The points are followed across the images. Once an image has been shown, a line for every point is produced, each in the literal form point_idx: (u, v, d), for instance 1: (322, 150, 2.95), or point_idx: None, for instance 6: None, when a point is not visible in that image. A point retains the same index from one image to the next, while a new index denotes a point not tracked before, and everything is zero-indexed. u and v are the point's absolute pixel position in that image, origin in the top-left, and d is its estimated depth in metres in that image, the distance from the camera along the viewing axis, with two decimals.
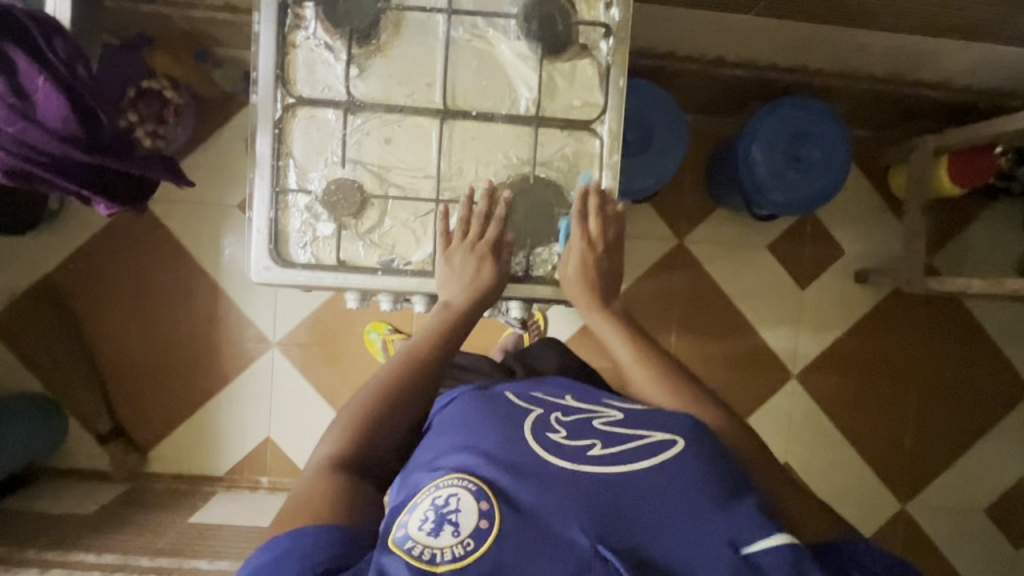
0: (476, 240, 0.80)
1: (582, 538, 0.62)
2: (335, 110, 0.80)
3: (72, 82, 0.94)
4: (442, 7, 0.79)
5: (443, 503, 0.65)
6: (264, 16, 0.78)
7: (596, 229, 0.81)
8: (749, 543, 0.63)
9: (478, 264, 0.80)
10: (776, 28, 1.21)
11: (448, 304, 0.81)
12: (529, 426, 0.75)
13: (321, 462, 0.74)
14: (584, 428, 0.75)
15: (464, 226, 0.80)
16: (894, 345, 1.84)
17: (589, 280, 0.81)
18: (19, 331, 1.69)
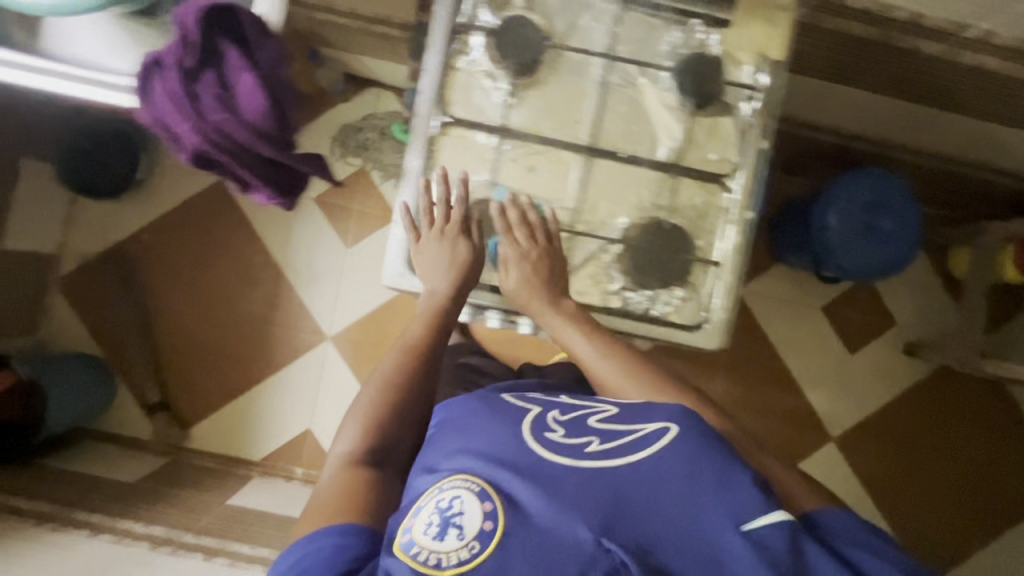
0: (443, 225, 0.84)
1: (585, 534, 0.64)
2: (486, 133, 0.83)
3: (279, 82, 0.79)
4: (602, 53, 0.83)
5: (447, 506, 0.68)
6: (432, 41, 0.82)
7: (525, 238, 0.83)
8: (747, 520, 0.66)
9: (452, 247, 0.84)
10: (879, 102, 1.24)
11: (434, 291, 0.85)
12: (528, 429, 0.77)
13: (342, 459, 0.79)
14: (580, 426, 0.77)
15: (429, 217, 0.85)
16: (932, 419, 1.85)
17: (538, 286, 0.83)
18: (83, 292, 1.72)
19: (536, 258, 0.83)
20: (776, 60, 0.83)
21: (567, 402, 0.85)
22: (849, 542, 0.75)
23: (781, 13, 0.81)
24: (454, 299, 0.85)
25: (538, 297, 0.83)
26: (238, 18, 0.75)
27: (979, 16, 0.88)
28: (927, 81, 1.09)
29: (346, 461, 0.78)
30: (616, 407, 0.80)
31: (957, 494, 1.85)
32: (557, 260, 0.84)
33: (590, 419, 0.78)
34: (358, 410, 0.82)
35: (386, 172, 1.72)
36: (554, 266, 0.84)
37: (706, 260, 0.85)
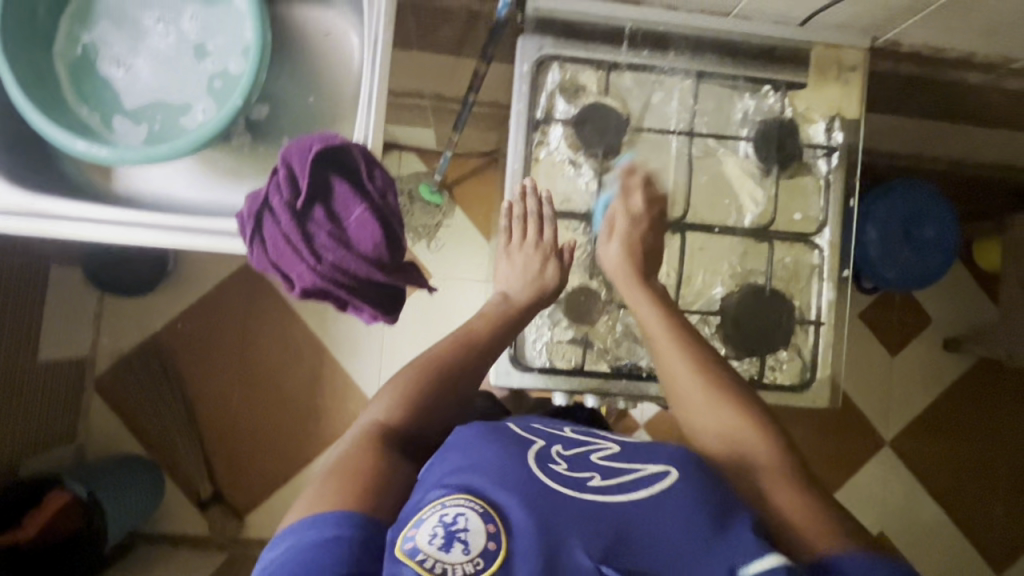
0: (536, 240, 0.83)
1: (586, 560, 0.53)
2: (575, 222, 0.85)
3: (392, 211, 0.67)
4: (680, 130, 0.84)
5: (452, 519, 0.55)
6: (513, 136, 0.83)
7: (640, 203, 0.82)
8: (746, 563, 0.55)
9: (542, 264, 0.83)
10: (913, 126, 1.26)
11: (507, 296, 0.83)
12: (533, 454, 0.64)
13: (367, 428, 0.70)
14: (580, 459, 0.65)
15: (521, 228, 0.84)
16: (979, 412, 1.86)
17: (637, 258, 0.81)
18: (121, 390, 1.67)
19: (646, 230, 0.82)
20: (850, 118, 0.84)
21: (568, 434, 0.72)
22: None
23: (851, 73, 0.83)
24: (523, 314, 0.82)
25: (627, 268, 0.81)
26: (346, 153, 0.65)
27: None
28: (959, 107, 1.13)
29: (369, 431, 0.70)
30: (617, 447, 0.69)
31: (1015, 483, 1.85)
32: (655, 244, 0.83)
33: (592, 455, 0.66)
34: (401, 386, 0.75)
35: (418, 234, 1.71)
36: (655, 239, 0.83)
37: (805, 319, 0.85)
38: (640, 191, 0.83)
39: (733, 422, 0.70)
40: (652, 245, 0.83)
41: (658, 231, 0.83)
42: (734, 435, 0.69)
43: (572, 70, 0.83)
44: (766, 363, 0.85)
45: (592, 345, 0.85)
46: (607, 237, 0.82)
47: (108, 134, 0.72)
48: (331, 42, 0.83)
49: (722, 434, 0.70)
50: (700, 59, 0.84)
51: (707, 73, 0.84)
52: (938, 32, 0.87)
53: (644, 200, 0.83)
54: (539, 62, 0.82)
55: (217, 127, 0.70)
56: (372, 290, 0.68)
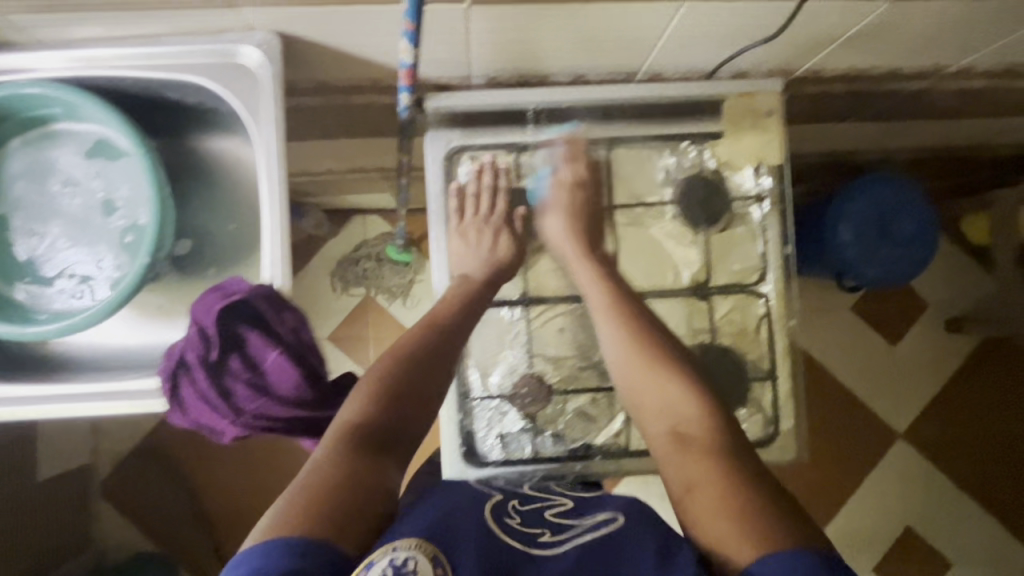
0: (488, 213, 0.84)
1: None
2: (510, 307, 0.83)
3: (309, 348, 0.67)
4: (602, 203, 0.83)
5: (402, 562, 0.58)
6: (437, 236, 0.84)
7: (584, 170, 0.82)
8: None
9: (494, 237, 0.83)
10: (867, 129, 1.22)
11: (466, 276, 0.82)
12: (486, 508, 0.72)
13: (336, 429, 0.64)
14: (533, 514, 0.73)
15: (474, 203, 0.84)
16: (995, 390, 1.79)
17: (579, 227, 0.80)
18: (125, 491, 1.69)
19: (584, 195, 0.82)
20: (774, 163, 0.82)
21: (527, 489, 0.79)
22: None
23: (768, 119, 0.80)
24: (489, 284, 0.81)
25: (573, 245, 0.80)
26: (252, 306, 0.64)
27: (957, 56, 0.88)
28: (907, 109, 1.09)
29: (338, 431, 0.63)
30: (569, 501, 0.76)
31: None
32: (597, 209, 0.82)
33: (545, 511, 0.74)
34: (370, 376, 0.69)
35: (392, 295, 1.72)
36: (595, 198, 0.82)
37: (760, 374, 0.83)
38: (578, 158, 0.82)
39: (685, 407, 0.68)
40: (592, 209, 0.82)
41: (595, 193, 0.82)
42: (682, 417, 0.68)
43: (484, 159, 0.83)
44: None
45: (544, 431, 0.82)
46: (546, 207, 0.82)
47: (33, 302, 0.74)
48: (242, 168, 0.83)
49: (672, 417, 0.68)
50: (613, 127, 0.82)
51: (621, 139, 0.83)
52: (858, 55, 0.84)
53: (580, 166, 0.82)
54: (448, 157, 0.83)
55: (128, 290, 0.70)
56: (309, 427, 0.69)
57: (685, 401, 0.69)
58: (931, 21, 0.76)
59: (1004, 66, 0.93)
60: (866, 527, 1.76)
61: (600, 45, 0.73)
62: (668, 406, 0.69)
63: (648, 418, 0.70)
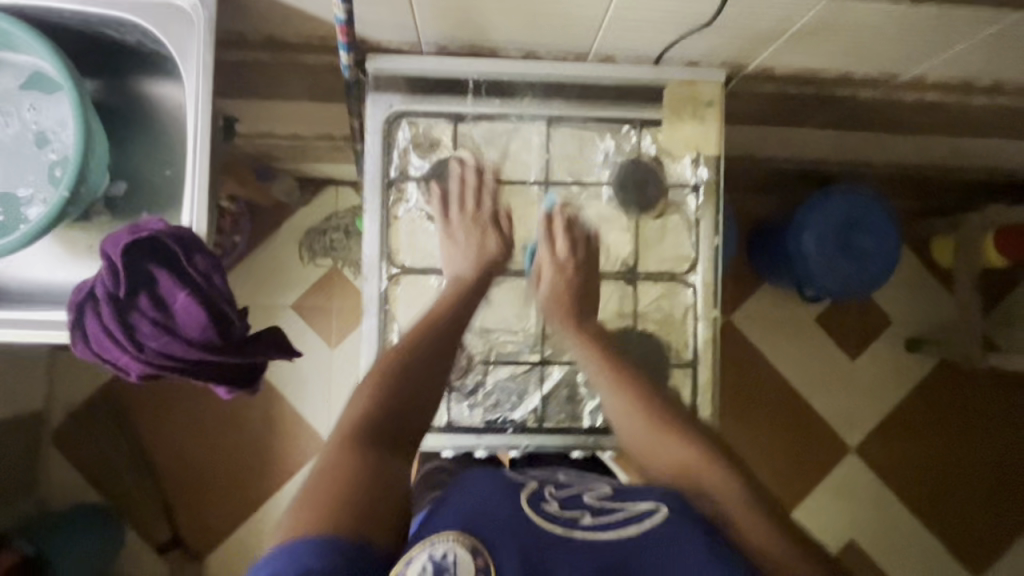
0: (473, 212, 0.81)
1: None
2: (438, 276, 0.83)
3: (217, 292, 0.67)
4: (539, 179, 0.83)
5: (440, 558, 0.57)
6: (367, 197, 0.81)
7: (564, 244, 0.81)
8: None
9: (482, 238, 0.80)
10: (832, 136, 1.22)
11: (458, 276, 0.79)
12: (525, 496, 0.66)
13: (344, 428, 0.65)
14: (572, 498, 0.68)
15: (460, 199, 0.81)
16: (951, 412, 1.80)
17: (564, 305, 0.80)
18: (76, 441, 1.69)
19: (573, 272, 0.81)
20: (711, 155, 0.82)
21: (563, 478, 0.74)
22: None
23: (707, 108, 0.81)
24: (481, 282, 0.79)
25: (558, 313, 0.80)
26: (161, 244, 0.65)
27: (907, 64, 0.88)
28: (866, 118, 1.10)
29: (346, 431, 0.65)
30: (611, 487, 0.71)
31: (991, 481, 1.79)
32: (587, 284, 0.81)
33: (585, 493, 0.69)
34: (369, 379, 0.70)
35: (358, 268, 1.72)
36: (588, 272, 0.81)
37: (682, 361, 0.83)
38: (568, 237, 0.81)
39: (678, 447, 0.71)
40: (581, 287, 0.81)
41: (587, 275, 0.81)
42: (680, 460, 0.70)
43: (424, 125, 0.82)
44: None
45: (461, 399, 0.83)
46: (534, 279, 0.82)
47: None
48: (182, 116, 0.84)
49: (673, 458, 0.70)
50: (553, 105, 0.83)
51: (558, 118, 0.83)
52: (806, 54, 0.85)
53: (566, 246, 0.81)
54: (389, 120, 0.81)
55: (45, 222, 0.71)
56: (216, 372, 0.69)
57: (681, 444, 0.71)
58: (874, 23, 0.76)
59: (954, 81, 0.94)
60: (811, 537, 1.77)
61: (543, 21, 0.73)
62: (674, 450, 0.71)
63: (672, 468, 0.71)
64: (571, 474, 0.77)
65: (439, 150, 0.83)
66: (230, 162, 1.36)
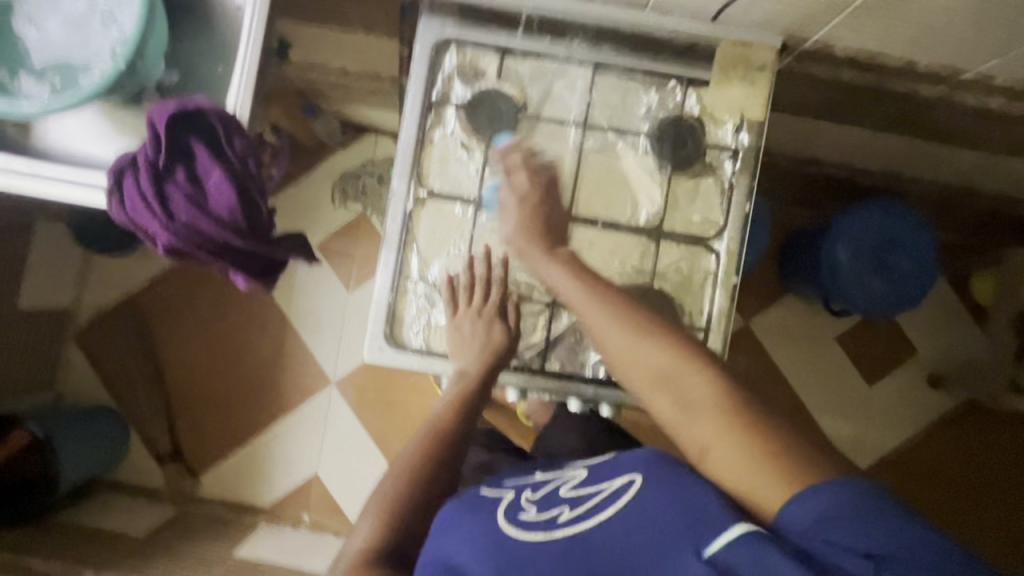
0: (480, 306, 0.81)
1: None
2: (463, 205, 0.83)
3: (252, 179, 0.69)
4: (577, 121, 0.82)
5: None
6: (407, 116, 0.82)
7: (525, 179, 0.78)
8: (709, 544, 0.54)
9: (488, 328, 0.80)
10: (883, 139, 1.19)
11: (463, 372, 0.80)
12: (500, 512, 0.68)
13: (358, 555, 0.69)
14: (550, 498, 0.69)
15: (468, 292, 0.82)
16: (966, 455, 1.73)
17: (534, 231, 0.75)
18: (97, 344, 1.76)
19: (541, 202, 0.77)
20: (755, 119, 0.80)
21: (540, 478, 0.76)
22: (814, 534, 0.52)
23: (759, 72, 0.80)
24: (484, 378, 0.80)
25: (529, 249, 0.75)
26: (205, 120, 0.67)
27: (974, 59, 0.85)
28: (925, 121, 1.06)
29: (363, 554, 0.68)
30: (585, 471, 0.72)
31: (999, 533, 1.71)
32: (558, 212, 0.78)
33: (561, 489, 0.70)
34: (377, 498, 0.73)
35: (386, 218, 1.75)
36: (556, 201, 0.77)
37: (693, 326, 0.82)
38: (529, 167, 0.78)
39: (665, 361, 0.65)
40: (551, 215, 0.77)
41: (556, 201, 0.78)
42: (674, 380, 0.64)
43: (472, 54, 0.83)
44: None
45: None
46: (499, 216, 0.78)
47: (14, 87, 0.76)
48: (239, 16, 0.86)
49: (654, 380, 0.65)
50: (602, 52, 0.82)
51: (605, 65, 0.82)
52: (867, 35, 0.83)
53: (528, 176, 0.78)
54: (438, 44, 0.82)
55: (92, 93, 0.75)
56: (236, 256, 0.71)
57: (665, 359, 0.65)
58: (946, 3, 0.73)
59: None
60: None
61: None
62: (660, 368, 0.65)
63: (637, 385, 0.66)
64: (551, 472, 0.79)
65: (483, 80, 0.83)
66: (281, 90, 1.39)
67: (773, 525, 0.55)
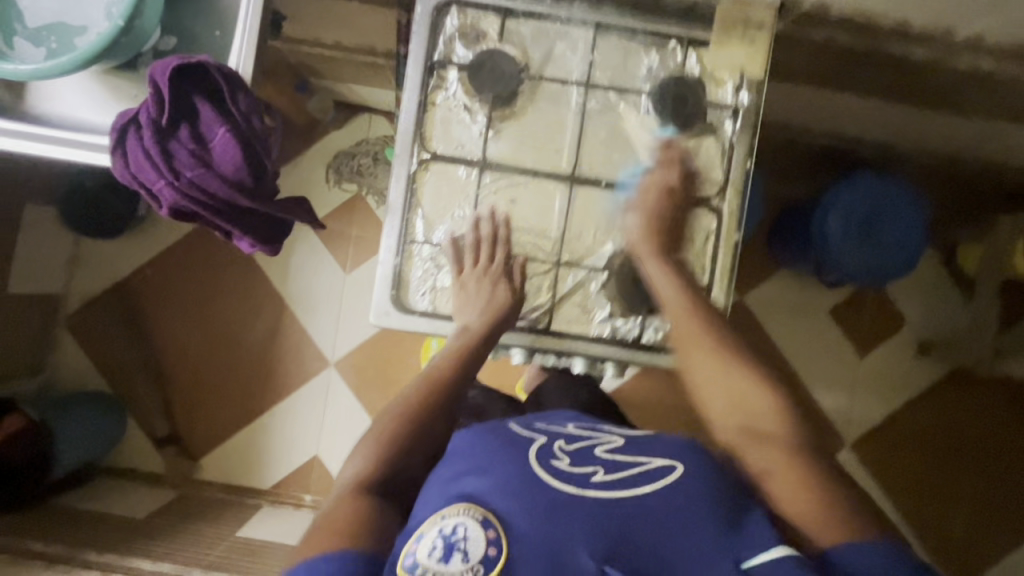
0: (487, 265, 0.82)
1: (588, 560, 0.59)
2: (467, 168, 0.83)
3: (257, 136, 0.69)
4: (579, 82, 0.83)
5: (451, 531, 0.60)
6: (409, 79, 0.82)
7: (675, 176, 0.80)
8: (749, 557, 0.59)
9: (492, 288, 0.81)
10: (875, 107, 1.20)
11: (467, 327, 0.80)
12: (534, 453, 0.70)
13: (349, 478, 0.70)
14: (584, 453, 0.71)
15: (474, 252, 0.82)
16: (954, 422, 1.77)
17: (657, 234, 0.79)
18: (91, 330, 1.74)
19: (671, 203, 0.80)
20: (755, 77, 0.80)
21: (571, 430, 0.77)
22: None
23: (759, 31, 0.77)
24: (486, 336, 0.79)
25: (646, 243, 0.79)
26: (206, 76, 0.66)
27: (966, 18, 0.86)
28: (914, 85, 1.07)
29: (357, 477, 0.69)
30: (622, 442, 0.74)
31: (988, 499, 1.76)
32: (678, 219, 0.81)
33: (595, 449, 0.72)
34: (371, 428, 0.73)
35: (381, 197, 1.74)
36: (676, 211, 0.81)
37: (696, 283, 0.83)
38: (669, 164, 0.81)
39: (753, 395, 0.72)
40: (675, 218, 0.81)
41: (683, 203, 0.81)
42: (752, 413, 0.71)
43: (473, 16, 0.82)
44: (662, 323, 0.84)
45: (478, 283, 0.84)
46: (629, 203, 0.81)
47: (8, 50, 0.75)
48: None
49: (734, 408, 0.72)
50: (603, 12, 0.82)
51: (606, 25, 0.83)
52: None
53: (666, 170, 0.81)
54: (438, 5, 0.82)
55: (90, 52, 0.74)
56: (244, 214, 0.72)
57: (751, 392, 0.72)
58: None
59: (1018, 47, 0.91)
60: None
61: None
62: (743, 404, 0.72)
63: (715, 411, 0.73)
64: (580, 427, 0.80)
65: (484, 42, 0.83)
66: (273, 66, 1.38)
67: (821, 556, 0.61)
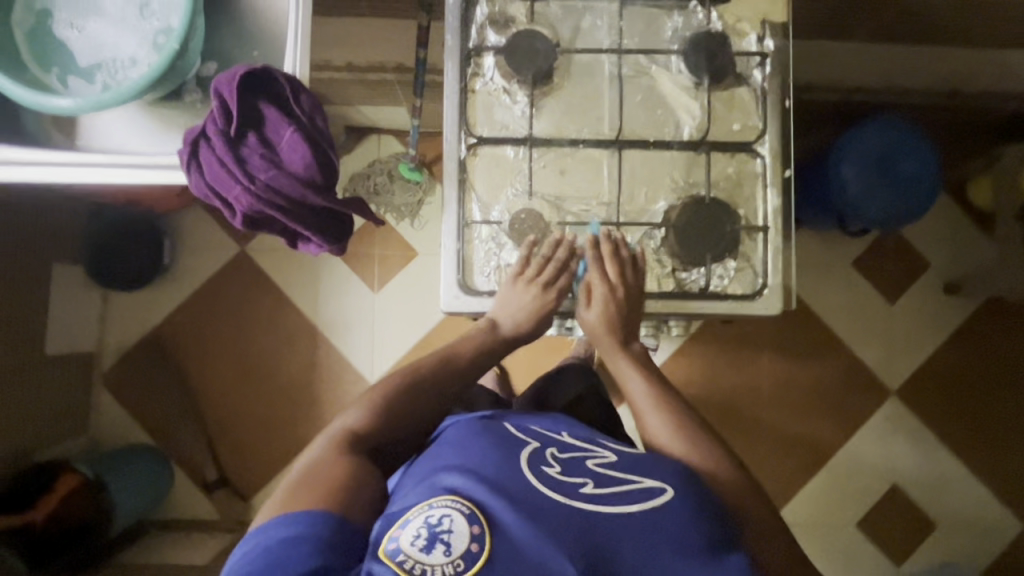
0: (547, 282, 0.84)
1: (568, 566, 0.59)
2: (515, 147, 0.85)
3: (322, 134, 0.74)
4: (611, 50, 0.86)
5: (436, 522, 0.61)
6: (448, 69, 0.85)
7: (611, 271, 0.83)
8: None
9: (541, 299, 0.84)
10: (875, 51, 1.25)
11: (495, 322, 0.86)
12: (525, 456, 0.70)
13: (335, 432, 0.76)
14: (576, 462, 0.71)
15: (539, 266, 0.84)
16: (992, 356, 1.78)
17: (611, 327, 0.85)
18: (127, 383, 1.73)
19: (620, 296, 0.83)
20: (778, 23, 0.85)
21: (563, 437, 0.78)
22: None
23: None
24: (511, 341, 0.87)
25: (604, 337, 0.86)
26: (273, 84, 0.73)
27: None
28: (911, 21, 1.12)
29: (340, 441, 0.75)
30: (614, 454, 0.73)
31: None
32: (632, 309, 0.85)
33: (588, 460, 0.72)
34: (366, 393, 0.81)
35: (400, 213, 1.75)
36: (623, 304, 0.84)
37: (753, 228, 0.85)
38: (614, 259, 0.83)
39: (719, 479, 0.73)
40: (628, 309, 0.85)
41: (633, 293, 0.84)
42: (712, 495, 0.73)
43: (501, 3, 0.86)
44: (729, 268, 0.85)
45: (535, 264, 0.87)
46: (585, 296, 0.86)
47: (61, 88, 0.78)
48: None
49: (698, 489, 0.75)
50: None
51: None
52: None
53: (615, 267, 0.83)
54: None
55: (140, 81, 0.76)
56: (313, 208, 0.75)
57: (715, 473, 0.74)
58: None
59: None
60: (852, 481, 1.76)
61: None
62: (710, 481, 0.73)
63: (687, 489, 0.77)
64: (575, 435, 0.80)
65: (514, 25, 0.86)
66: None
67: None
